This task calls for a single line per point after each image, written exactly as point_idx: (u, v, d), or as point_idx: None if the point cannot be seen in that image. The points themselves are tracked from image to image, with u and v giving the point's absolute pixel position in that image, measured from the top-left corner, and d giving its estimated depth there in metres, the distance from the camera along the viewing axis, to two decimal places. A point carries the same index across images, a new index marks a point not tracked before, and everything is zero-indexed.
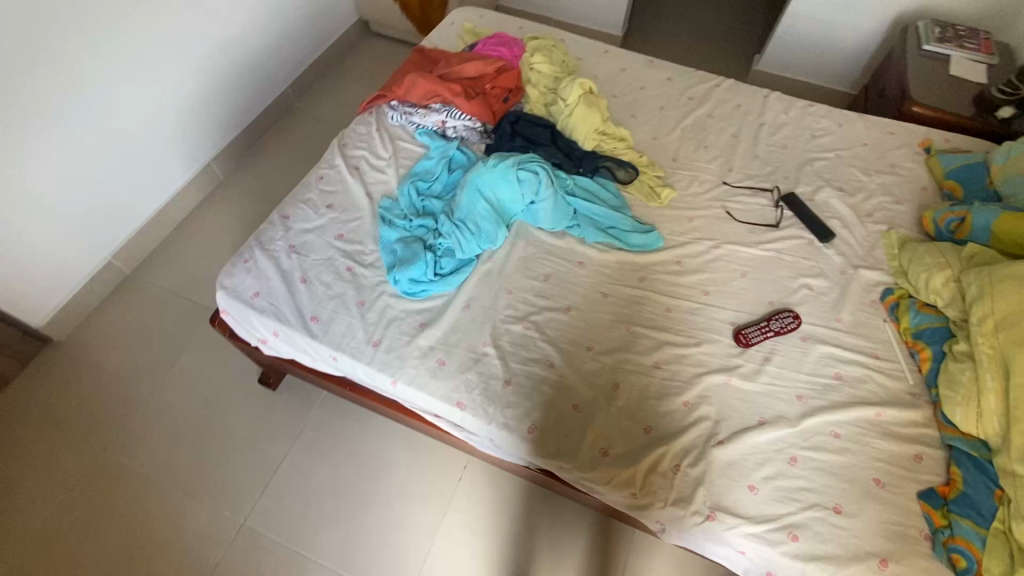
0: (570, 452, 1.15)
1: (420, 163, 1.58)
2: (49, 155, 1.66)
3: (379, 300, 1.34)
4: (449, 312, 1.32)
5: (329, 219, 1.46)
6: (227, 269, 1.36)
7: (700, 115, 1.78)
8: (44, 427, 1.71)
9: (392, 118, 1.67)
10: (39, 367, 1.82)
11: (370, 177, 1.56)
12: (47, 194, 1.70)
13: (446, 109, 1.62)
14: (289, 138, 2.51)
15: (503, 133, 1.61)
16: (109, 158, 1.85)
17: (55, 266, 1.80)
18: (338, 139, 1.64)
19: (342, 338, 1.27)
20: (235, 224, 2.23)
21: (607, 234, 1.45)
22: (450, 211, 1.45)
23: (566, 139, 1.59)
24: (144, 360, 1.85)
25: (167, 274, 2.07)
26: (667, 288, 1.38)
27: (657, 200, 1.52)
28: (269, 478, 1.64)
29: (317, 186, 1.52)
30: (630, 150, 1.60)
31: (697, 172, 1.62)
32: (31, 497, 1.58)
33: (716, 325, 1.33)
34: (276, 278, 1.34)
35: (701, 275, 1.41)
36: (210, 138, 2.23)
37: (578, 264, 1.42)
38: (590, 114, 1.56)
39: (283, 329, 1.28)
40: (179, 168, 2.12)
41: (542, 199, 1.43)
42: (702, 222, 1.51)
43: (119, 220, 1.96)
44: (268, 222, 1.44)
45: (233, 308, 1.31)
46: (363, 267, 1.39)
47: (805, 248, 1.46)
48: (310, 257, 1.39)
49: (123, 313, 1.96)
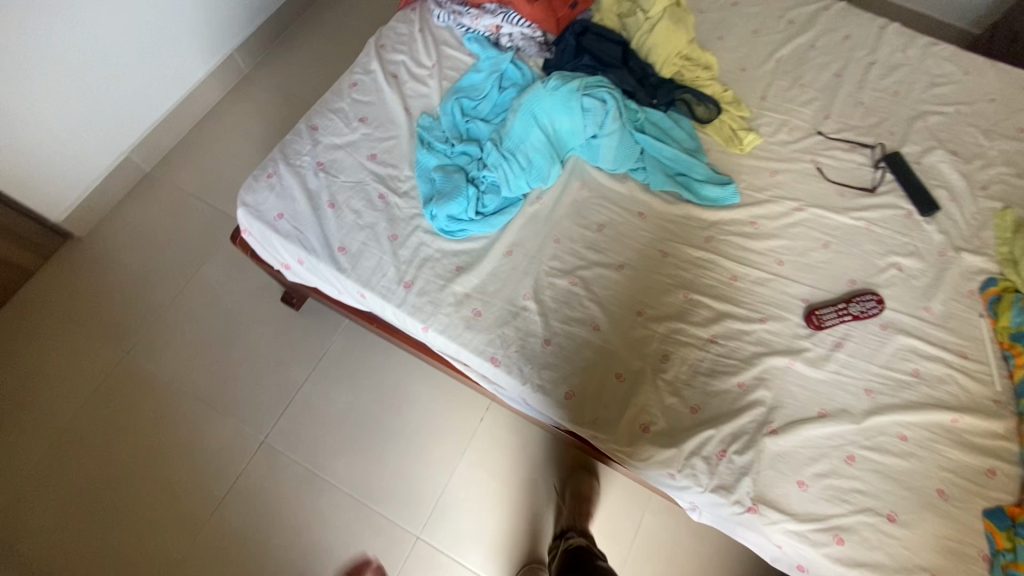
0: (607, 424, 1.07)
1: (467, 76, 1.37)
2: (52, 28, 1.51)
3: (413, 235, 1.21)
4: (490, 257, 1.19)
5: (362, 136, 1.30)
6: (249, 183, 1.23)
7: (800, 44, 1.49)
8: (72, 325, 1.71)
9: (439, 17, 1.43)
10: (63, 263, 1.79)
11: (409, 89, 1.36)
12: (55, 74, 1.58)
13: (503, 11, 1.37)
14: (319, 30, 2.25)
15: (566, 47, 1.38)
16: (120, 40, 1.69)
17: (72, 155, 1.72)
18: (375, 39, 1.42)
19: (371, 274, 1.16)
20: (258, 125, 2.07)
21: (675, 182, 1.27)
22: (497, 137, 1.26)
23: (639, 61, 1.35)
24: (169, 268, 1.82)
25: (189, 175, 1.96)
26: (735, 253, 1.22)
27: (738, 146, 1.31)
28: (289, 401, 1.65)
29: (350, 94, 1.34)
30: (714, 81, 1.36)
31: (787, 116, 1.38)
32: (62, 392, 1.62)
33: (785, 301, 1.18)
34: (302, 201, 1.21)
35: (775, 241, 1.24)
36: (232, 25, 2.01)
37: (637, 215, 1.26)
38: (675, 33, 1.32)
39: (308, 257, 1.18)
40: (199, 58, 1.95)
41: (605, 135, 1.24)
42: (785, 177, 1.31)
43: (136, 111, 1.84)
44: (294, 134, 1.29)
45: (254, 229, 1.20)
46: (397, 195, 1.25)
47: (901, 221, 1.27)
48: (340, 179, 1.25)
49: (144, 214, 1.89)
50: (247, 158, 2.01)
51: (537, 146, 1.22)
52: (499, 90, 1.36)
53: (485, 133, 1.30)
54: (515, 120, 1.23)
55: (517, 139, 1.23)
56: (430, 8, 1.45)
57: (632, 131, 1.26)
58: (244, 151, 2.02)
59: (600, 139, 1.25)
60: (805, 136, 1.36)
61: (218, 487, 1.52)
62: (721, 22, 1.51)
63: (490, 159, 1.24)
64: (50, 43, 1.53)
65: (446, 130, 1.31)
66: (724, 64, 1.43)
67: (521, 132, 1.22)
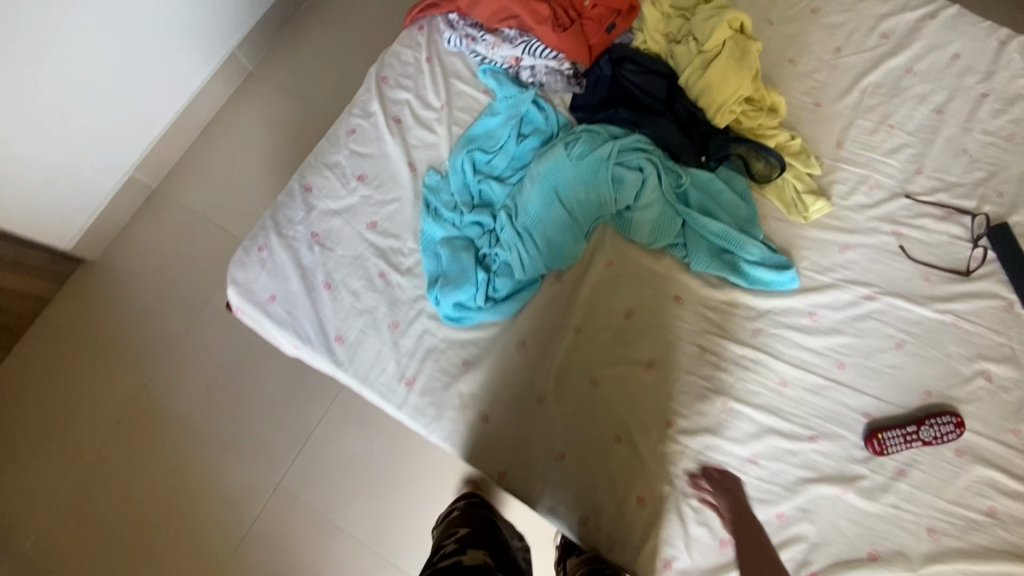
0: (625, 556, 0.96)
1: (481, 121, 1.17)
2: (31, 54, 1.37)
3: (416, 322, 1.09)
4: (500, 350, 1.06)
5: (360, 199, 1.14)
6: (238, 256, 1.12)
7: (893, 69, 1.20)
8: (92, 354, 1.72)
9: (449, 41, 1.21)
10: (79, 288, 1.77)
11: (414, 137, 1.18)
12: (42, 102, 1.45)
13: (523, 39, 1.15)
14: (327, 15, 2.02)
15: (599, 83, 1.15)
16: (108, 52, 1.54)
17: (73, 183, 1.63)
18: (376, 69, 1.22)
19: (369, 369, 1.06)
20: (264, 131, 1.91)
21: (722, 262, 1.07)
22: (513, 207, 1.09)
23: (687, 103, 1.12)
24: (181, 294, 1.78)
25: (196, 191, 1.86)
26: (787, 352, 1.05)
27: (801, 216, 1.09)
28: (303, 442, 1.63)
29: (347, 144, 1.18)
30: (779, 129, 1.11)
31: (868, 171, 1.14)
32: (87, 424, 1.65)
33: (841, 415, 1.02)
34: (295, 279, 1.10)
35: (837, 339, 1.05)
36: (230, 18, 1.81)
37: (674, 300, 1.08)
38: (736, 72, 1.06)
39: (302, 346, 1.08)
40: (197, 60, 1.77)
41: (640, 208, 1.05)
42: (858, 254, 1.09)
43: (136, 127, 1.71)
44: (287, 195, 1.16)
45: (245, 311, 1.10)
46: (399, 273, 1.11)
47: (998, 316, 1.05)
48: (336, 252, 1.12)
49: (154, 235, 1.82)
50: (254, 170, 1.88)
51: (559, 223, 1.06)
52: (519, 139, 1.16)
53: (499, 198, 1.13)
54: (532, 191, 1.06)
55: (535, 214, 1.06)
56: (439, 27, 1.23)
57: (673, 201, 1.06)
58: (251, 162, 1.89)
59: (634, 213, 1.06)
60: (888, 199, 1.12)
61: (237, 527, 1.55)
62: (795, 38, 1.22)
63: (504, 235, 1.08)
64: (32, 65, 1.39)
65: (455, 190, 1.13)
66: (794, 99, 1.17)
67: (540, 206, 1.06)
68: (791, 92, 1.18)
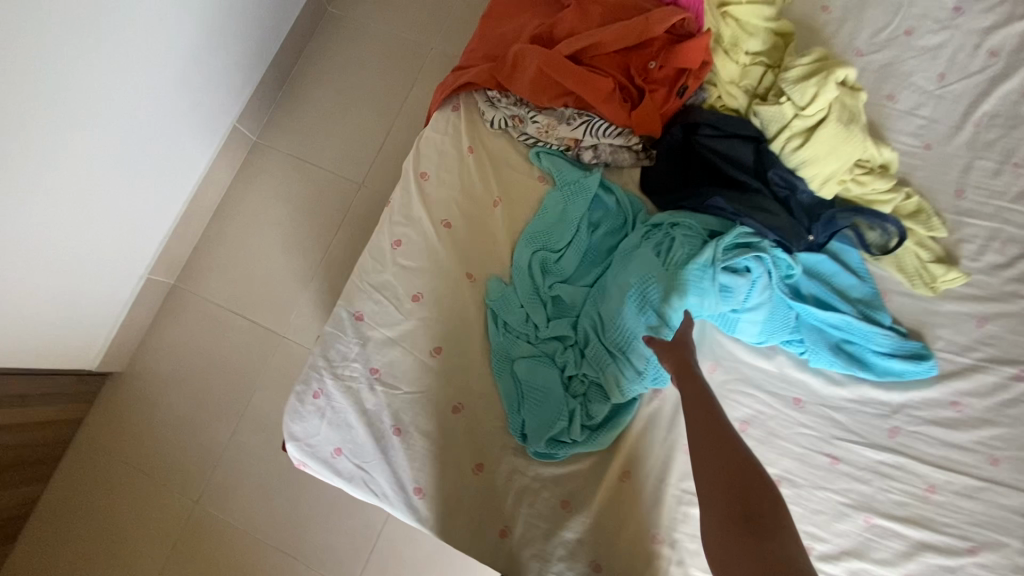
0: None
1: (542, 215, 1.01)
2: (39, 188, 1.21)
3: (502, 460, 0.96)
4: (604, 486, 0.93)
5: (419, 322, 1.01)
6: (292, 405, 0.99)
7: (1008, 93, 1.04)
8: (134, 475, 1.60)
9: (493, 124, 1.06)
10: (109, 404, 1.65)
11: (467, 241, 1.04)
12: (54, 234, 1.30)
13: (583, 119, 1.00)
14: (328, 68, 1.86)
15: (675, 158, 1.01)
16: (116, 163, 1.37)
17: (91, 303, 1.49)
18: (413, 164, 1.07)
19: (459, 524, 0.94)
20: (279, 206, 1.76)
21: (845, 355, 0.94)
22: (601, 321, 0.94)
23: (784, 171, 0.96)
24: (215, 398, 1.64)
25: (216, 282, 1.72)
26: (932, 451, 0.91)
27: (930, 289, 0.95)
28: (372, 544, 1.53)
29: (394, 259, 1.03)
30: (893, 190, 0.96)
31: (997, 222, 0.98)
32: (140, 551, 1.55)
33: (1006, 521, 0.89)
34: (360, 427, 0.97)
35: (989, 431, 0.91)
36: (228, 91, 1.64)
37: (793, 404, 0.94)
38: (845, 140, 0.92)
39: (380, 502, 0.96)
40: (199, 143, 1.61)
41: (748, 312, 0.91)
42: (1000, 327, 0.94)
43: (146, 229, 1.56)
44: (335, 326, 1.02)
45: (309, 467, 0.98)
46: (476, 405, 0.98)
47: None
48: (401, 389, 0.99)
49: (179, 336, 1.69)
50: (274, 251, 1.73)
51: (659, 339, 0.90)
52: (592, 233, 1.01)
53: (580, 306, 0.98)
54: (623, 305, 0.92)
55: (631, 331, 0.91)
56: (479, 107, 1.07)
57: (785, 295, 0.92)
58: (268, 243, 1.73)
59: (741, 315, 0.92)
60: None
61: None
62: (890, 70, 1.05)
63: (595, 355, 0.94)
64: (41, 199, 1.23)
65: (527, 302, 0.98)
66: (900, 145, 1.01)
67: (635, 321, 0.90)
68: (895, 137, 1.01)
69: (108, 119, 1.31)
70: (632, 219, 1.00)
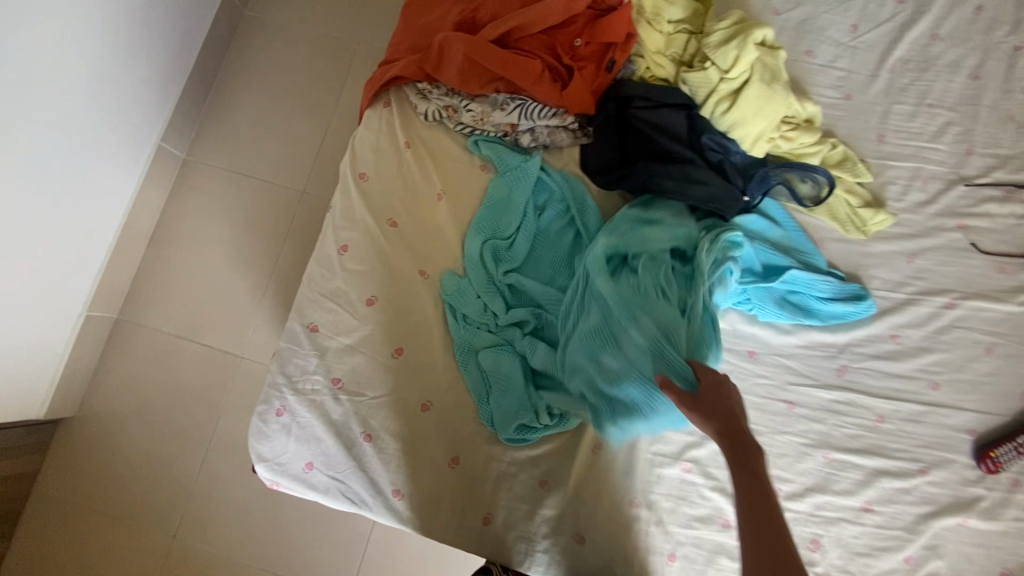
0: None
1: (488, 202, 1.01)
2: None
3: (478, 450, 0.97)
4: (578, 458, 0.96)
5: (375, 326, 0.99)
6: (256, 426, 0.97)
7: (916, 37, 1.09)
8: (102, 519, 1.54)
9: (427, 116, 1.04)
10: (64, 450, 1.57)
11: (416, 238, 1.02)
12: None
13: (517, 102, 1.00)
14: (253, 74, 1.79)
15: (612, 131, 1.02)
16: (40, 198, 1.28)
17: (30, 349, 1.40)
18: (349, 165, 1.05)
19: (442, 518, 0.95)
20: (220, 222, 1.69)
21: (789, 305, 0.98)
22: (595, 365, 0.89)
23: (716, 136, 0.99)
24: (180, 428, 1.59)
25: (163, 310, 1.65)
26: (879, 384, 0.97)
27: (862, 233, 1.00)
28: (362, 550, 1.53)
29: (342, 264, 1.02)
30: (820, 142, 1.00)
31: (918, 161, 1.03)
32: None
33: (949, 439, 0.96)
34: (330, 438, 0.96)
35: (927, 358, 0.97)
36: (149, 107, 1.56)
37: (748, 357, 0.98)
38: (770, 99, 0.94)
39: (360, 510, 0.95)
40: (124, 166, 1.53)
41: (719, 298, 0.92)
42: (928, 260, 1.00)
43: (79, 263, 1.47)
44: (290, 340, 1.00)
45: (282, 485, 0.96)
46: (444, 400, 0.98)
47: None
48: (367, 394, 0.98)
49: (131, 370, 1.62)
50: (222, 270, 1.66)
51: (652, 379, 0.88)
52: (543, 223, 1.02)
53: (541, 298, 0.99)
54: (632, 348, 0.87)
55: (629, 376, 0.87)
56: (411, 100, 1.05)
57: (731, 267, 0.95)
58: (214, 262, 1.67)
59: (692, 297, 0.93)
60: (944, 189, 1.02)
61: None
62: (806, 26, 1.08)
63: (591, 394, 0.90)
64: None
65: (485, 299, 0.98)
66: (822, 97, 1.05)
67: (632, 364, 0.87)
68: (817, 91, 1.05)
69: (27, 153, 1.22)
70: (575, 196, 1.01)
